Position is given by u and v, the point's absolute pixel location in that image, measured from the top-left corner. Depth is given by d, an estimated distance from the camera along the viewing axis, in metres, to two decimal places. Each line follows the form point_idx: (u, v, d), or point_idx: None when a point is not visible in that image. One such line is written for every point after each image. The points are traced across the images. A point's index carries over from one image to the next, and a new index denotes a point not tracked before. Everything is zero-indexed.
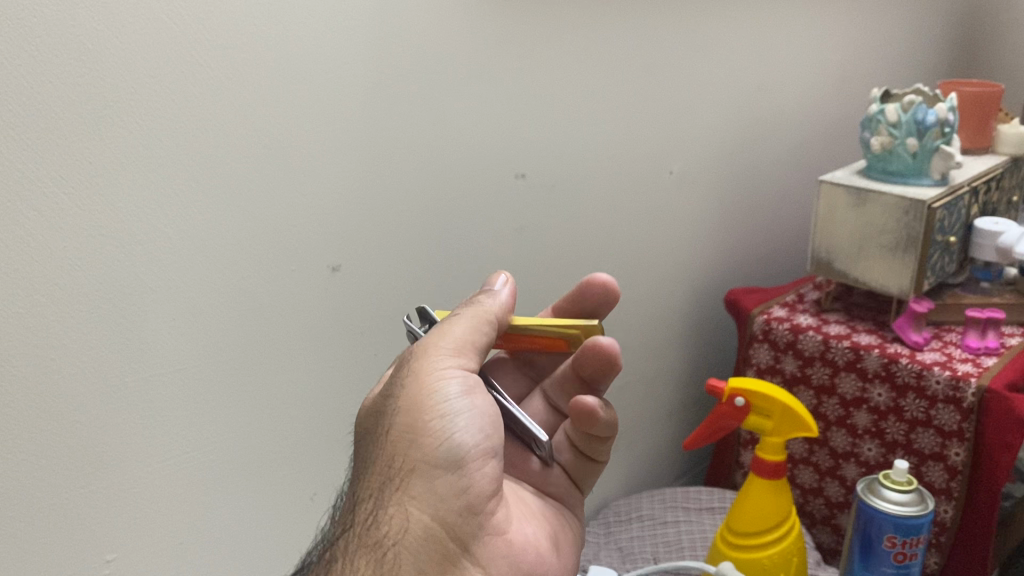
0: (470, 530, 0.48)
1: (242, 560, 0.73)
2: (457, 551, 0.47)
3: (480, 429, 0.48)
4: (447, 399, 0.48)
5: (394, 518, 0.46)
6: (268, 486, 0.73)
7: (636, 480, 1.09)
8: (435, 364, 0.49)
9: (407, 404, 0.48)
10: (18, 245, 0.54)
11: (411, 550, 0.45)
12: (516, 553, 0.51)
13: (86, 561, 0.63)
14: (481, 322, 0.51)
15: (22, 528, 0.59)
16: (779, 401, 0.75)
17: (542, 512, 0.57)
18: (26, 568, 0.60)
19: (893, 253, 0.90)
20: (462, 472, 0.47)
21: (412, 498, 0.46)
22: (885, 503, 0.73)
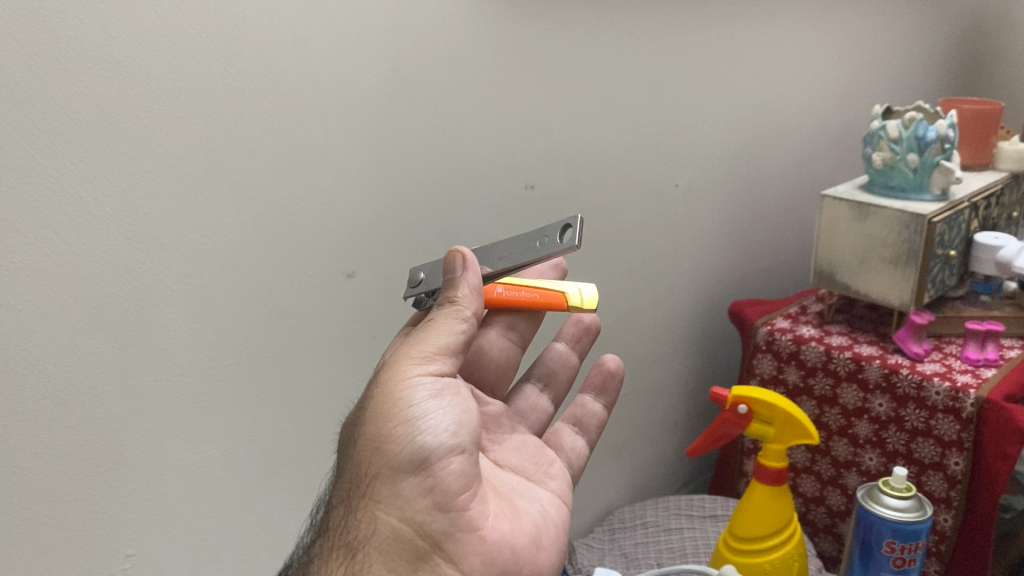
0: (440, 527, 0.49)
1: (254, 558, 0.75)
2: (428, 549, 0.49)
3: (446, 427, 0.49)
4: (409, 403, 0.49)
5: (363, 521, 0.49)
6: (281, 490, 0.75)
7: (641, 487, 1.10)
8: (405, 370, 0.50)
9: (372, 412, 0.50)
10: (49, 248, 0.57)
11: (379, 550, 0.49)
12: (495, 544, 0.51)
13: (107, 554, 0.65)
14: (456, 326, 0.50)
15: (45, 522, 0.61)
16: (781, 409, 0.77)
17: (538, 501, 0.57)
18: (48, 559, 0.62)
19: (894, 266, 0.91)
20: (427, 470, 0.49)
21: (379, 502, 0.49)
22: (884, 509, 0.73)
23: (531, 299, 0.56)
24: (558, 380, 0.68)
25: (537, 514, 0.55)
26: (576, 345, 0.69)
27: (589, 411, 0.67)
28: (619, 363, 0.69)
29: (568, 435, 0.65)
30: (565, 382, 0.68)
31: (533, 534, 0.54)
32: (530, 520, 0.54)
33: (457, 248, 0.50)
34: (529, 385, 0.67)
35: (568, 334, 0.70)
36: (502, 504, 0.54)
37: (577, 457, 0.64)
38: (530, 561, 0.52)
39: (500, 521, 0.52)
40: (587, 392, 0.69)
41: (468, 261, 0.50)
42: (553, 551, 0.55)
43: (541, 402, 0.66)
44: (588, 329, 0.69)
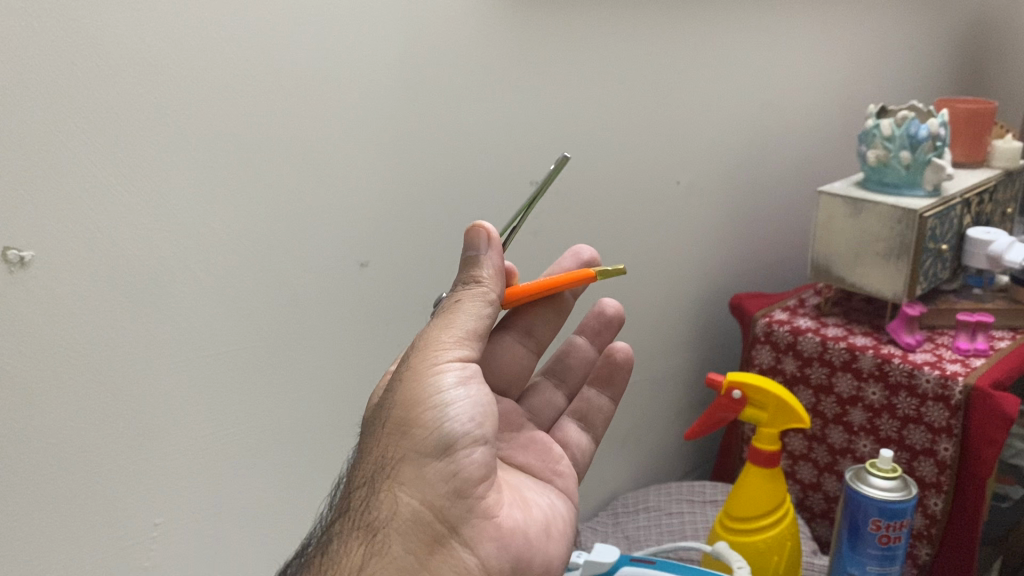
0: (458, 512, 0.52)
1: (272, 530, 0.80)
2: (446, 533, 0.52)
3: (472, 416, 0.53)
4: (439, 389, 0.52)
5: (385, 502, 0.51)
6: (298, 467, 0.79)
7: (646, 475, 1.14)
8: (434, 356, 0.53)
9: (402, 396, 0.53)
10: (86, 237, 0.61)
11: (399, 531, 0.51)
12: (507, 532, 0.54)
13: (137, 523, 0.70)
14: (483, 312, 0.54)
15: (81, 490, 0.66)
16: (774, 395, 0.80)
17: (543, 495, 0.60)
18: (82, 526, 0.67)
19: (887, 260, 0.95)
20: (452, 455, 0.52)
21: (402, 484, 0.52)
22: (870, 488, 0.76)
23: (561, 279, 0.58)
24: (573, 376, 0.72)
25: (545, 506, 0.59)
26: (596, 339, 0.71)
27: (595, 405, 0.70)
28: (629, 354, 0.70)
29: (574, 432, 0.69)
30: (580, 377, 0.72)
31: (544, 523, 0.58)
32: (538, 513, 0.58)
33: (483, 231, 0.55)
34: (543, 382, 0.71)
35: (588, 327, 0.71)
36: (512, 496, 0.57)
37: (581, 454, 0.68)
38: (539, 548, 0.56)
39: (512, 511, 0.56)
40: (595, 385, 0.71)
41: (496, 246, 0.55)
42: (562, 541, 0.59)
43: (553, 399, 0.70)
44: (610, 323, 0.70)
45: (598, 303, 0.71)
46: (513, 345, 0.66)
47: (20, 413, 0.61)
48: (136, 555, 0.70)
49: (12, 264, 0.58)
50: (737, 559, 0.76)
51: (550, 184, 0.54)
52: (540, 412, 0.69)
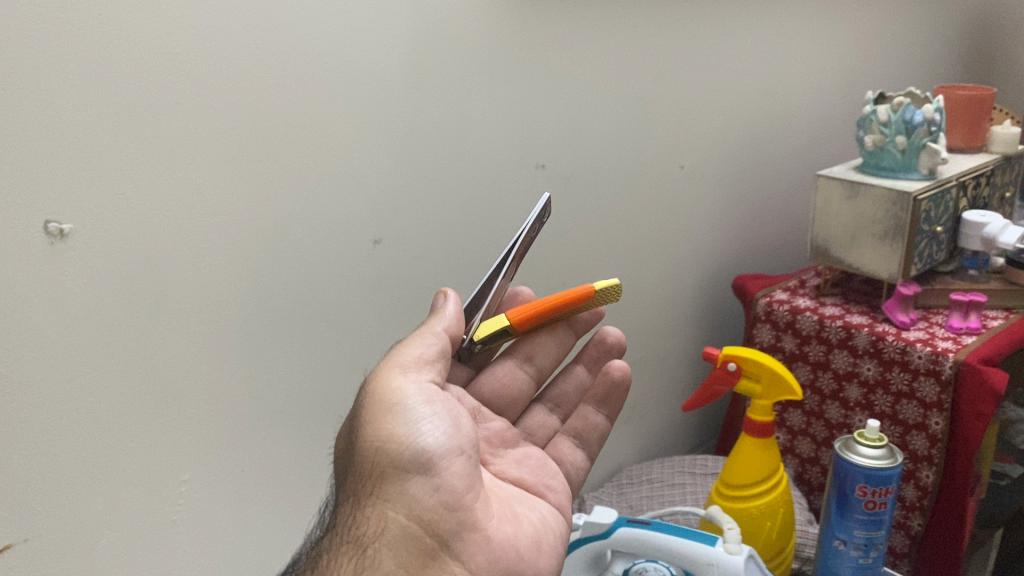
0: (446, 525, 0.57)
1: (291, 489, 0.85)
2: (435, 545, 0.57)
3: (442, 432, 0.58)
4: (405, 410, 0.58)
5: (372, 518, 0.57)
6: (316, 431, 0.85)
7: (651, 450, 1.19)
8: (396, 382, 0.59)
9: (371, 420, 0.59)
10: (117, 211, 0.66)
11: (388, 545, 0.56)
12: (496, 544, 0.59)
13: (166, 479, 0.75)
14: (431, 339, 0.61)
15: (113, 447, 0.71)
16: (767, 367, 0.84)
17: (533, 509, 0.65)
18: (116, 481, 0.72)
19: (882, 242, 0.98)
20: (431, 472, 0.57)
21: (386, 501, 0.57)
22: (857, 456, 0.79)
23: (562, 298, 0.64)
24: (567, 400, 0.75)
25: (537, 520, 0.64)
26: (594, 366, 0.74)
27: (591, 423, 0.74)
28: (626, 374, 0.72)
29: (568, 450, 0.73)
30: (575, 399, 0.75)
31: (534, 536, 0.63)
32: (529, 527, 0.63)
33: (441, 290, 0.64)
34: (538, 406, 0.74)
35: (589, 355, 0.74)
36: (502, 511, 0.62)
37: (575, 471, 0.73)
38: (532, 562, 0.61)
39: (501, 525, 0.61)
40: (591, 405, 0.74)
41: (451, 298, 0.64)
42: (552, 555, 0.64)
43: (548, 420, 0.74)
44: (610, 351, 0.73)
45: (599, 332, 0.74)
46: (511, 371, 0.71)
47: (60, 374, 0.66)
48: (167, 509, 0.76)
49: (53, 236, 0.64)
50: (728, 520, 0.78)
51: (538, 223, 0.63)
52: (535, 434, 0.73)
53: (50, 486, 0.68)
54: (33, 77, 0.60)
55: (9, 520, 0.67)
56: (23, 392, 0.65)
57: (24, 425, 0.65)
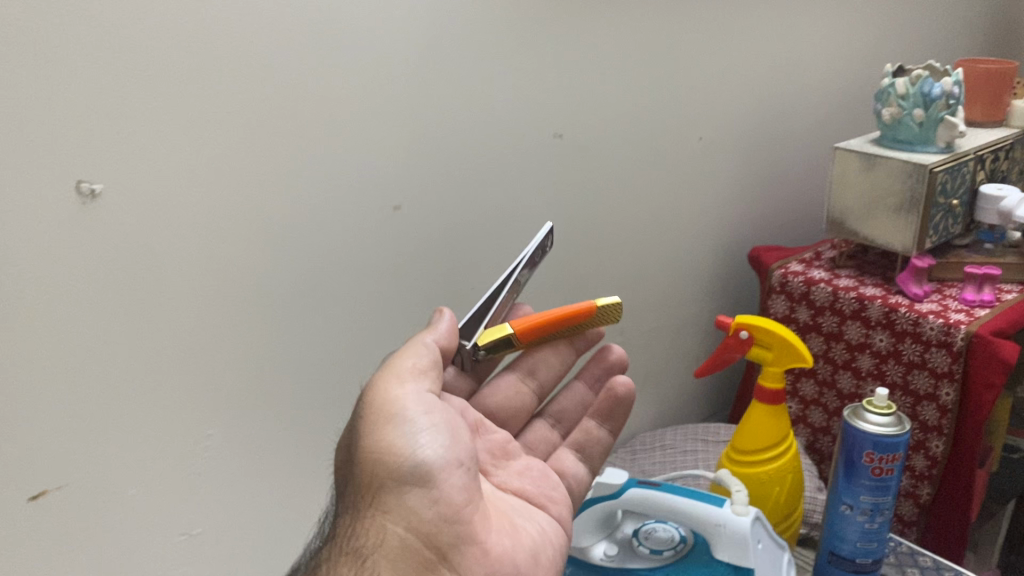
0: (445, 537, 0.59)
1: (313, 447, 0.88)
2: (434, 557, 0.58)
3: (440, 443, 0.60)
4: (404, 422, 0.60)
5: (371, 529, 0.58)
6: (337, 391, 0.87)
7: (665, 418, 1.21)
8: (393, 394, 0.61)
9: (369, 433, 0.60)
10: (145, 173, 0.68)
11: (388, 556, 0.58)
12: (495, 556, 0.61)
13: (192, 434, 0.78)
14: (422, 355, 0.63)
15: (141, 402, 0.74)
16: (779, 335, 0.86)
17: (532, 522, 0.67)
18: (143, 434, 0.75)
19: (897, 214, 0.99)
20: (430, 483, 0.59)
21: (385, 513, 0.59)
22: (865, 423, 0.81)
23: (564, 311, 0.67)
24: (568, 416, 0.78)
25: (535, 532, 0.66)
26: (595, 383, 0.79)
27: (593, 438, 0.77)
28: (630, 389, 0.76)
29: (570, 463, 0.76)
30: (576, 416, 0.78)
31: (530, 548, 0.64)
32: (527, 539, 0.65)
33: (436, 310, 0.68)
34: (540, 421, 0.78)
35: (590, 373, 0.78)
36: (501, 523, 0.64)
37: (576, 483, 0.75)
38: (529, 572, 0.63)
39: (499, 538, 0.62)
40: (594, 420, 0.77)
41: (444, 317, 0.67)
42: (549, 565, 0.66)
43: (549, 435, 0.77)
44: (611, 367, 0.78)
45: (600, 351, 0.78)
46: (516, 385, 0.74)
47: (90, 330, 0.69)
48: (194, 461, 0.79)
49: (85, 197, 0.66)
50: (736, 483, 0.79)
51: (542, 245, 0.68)
52: (537, 446, 0.76)
53: (83, 437, 0.71)
54: (63, 42, 0.62)
55: (43, 468, 0.70)
56: (55, 347, 0.68)
57: (56, 377, 0.68)
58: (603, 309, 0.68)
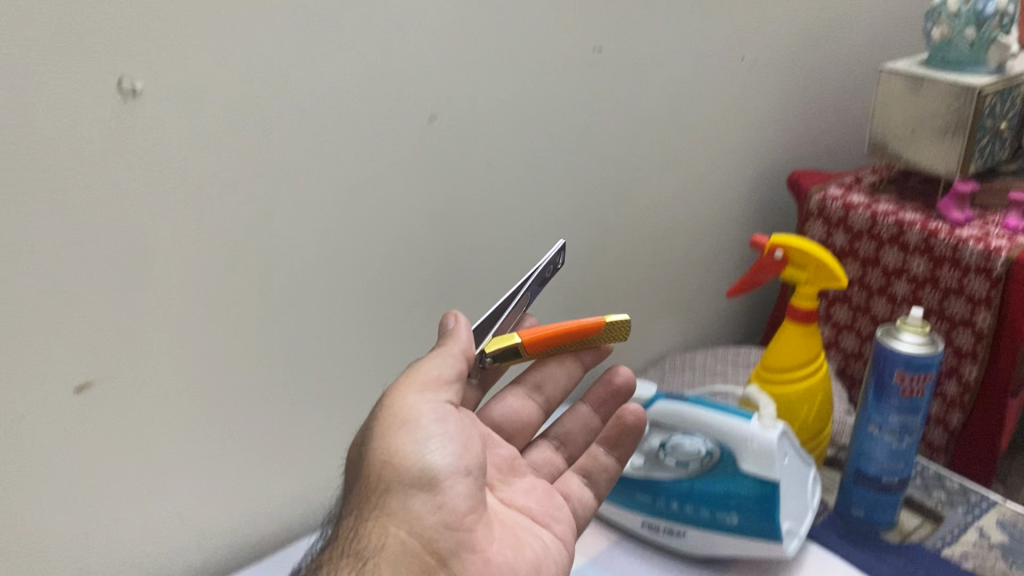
0: (446, 544, 0.57)
1: (348, 360, 0.88)
2: (435, 564, 0.56)
3: (449, 452, 0.58)
4: (416, 427, 0.58)
5: (373, 532, 0.56)
6: (371, 303, 0.87)
7: (693, 341, 1.21)
8: (407, 399, 0.60)
9: (379, 436, 0.59)
10: (185, 70, 0.67)
11: (389, 560, 0.55)
12: (496, 568, 0.59)
13: (230, 342, 0.78)
14: (449, 361, 0.61)
15: (181, 307, 0.73)
16: (814, 257, 0.85)
17: (536, 537, 0.65)
18: (182, 340, 0.74)
19: (943, 138, 0.97)
20: (436, 490, 0.57)
21: (389, 516, 0.56)
22: (899, 344, 0.80)
23: (575, 326, 0.67)
24: (574, 440, 0.76)
25: (539, 548, 0.64)
26: (601, 407, 0.77)
27: (600, 464, 0.75)
28: (641, 416, 0.74)
29: (576, 486, 0.73)
30: (580, 441, 0.77)
31: (533, 561, 0.62)
32: (530, 553, 0.63)
33: (452, 314, 0.65)
34: (543, 443, 0.76)
35: (596, 396, 0.77)
36: (505, 536, 0.62)
37: (583, 507, 0.72)
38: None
39: (502, 551, 0.60)
40: (602, 445, 0.75)
41: (460, 321, 0.65)
42: None
43: (554, 459, 0.75)
44: (618, 391, 0.76)
45: (607, 373, 0.77)
46: (522, 399, 0.74)
47: (132, 232, 0.68)
48: (235, 368, 0.79)
49: (126, 93, 0.64)
50: (764, 399, 0.80)
51: (552, 263, 0.69)
52: (541, 467, 0.74)
53: (128, 341, 0.71)
54: None
55: (84, 372, 0.69)
56: (95, 248, 0.67)
57: (97, 277, 0.68)
58: (613, 328, 0.67)
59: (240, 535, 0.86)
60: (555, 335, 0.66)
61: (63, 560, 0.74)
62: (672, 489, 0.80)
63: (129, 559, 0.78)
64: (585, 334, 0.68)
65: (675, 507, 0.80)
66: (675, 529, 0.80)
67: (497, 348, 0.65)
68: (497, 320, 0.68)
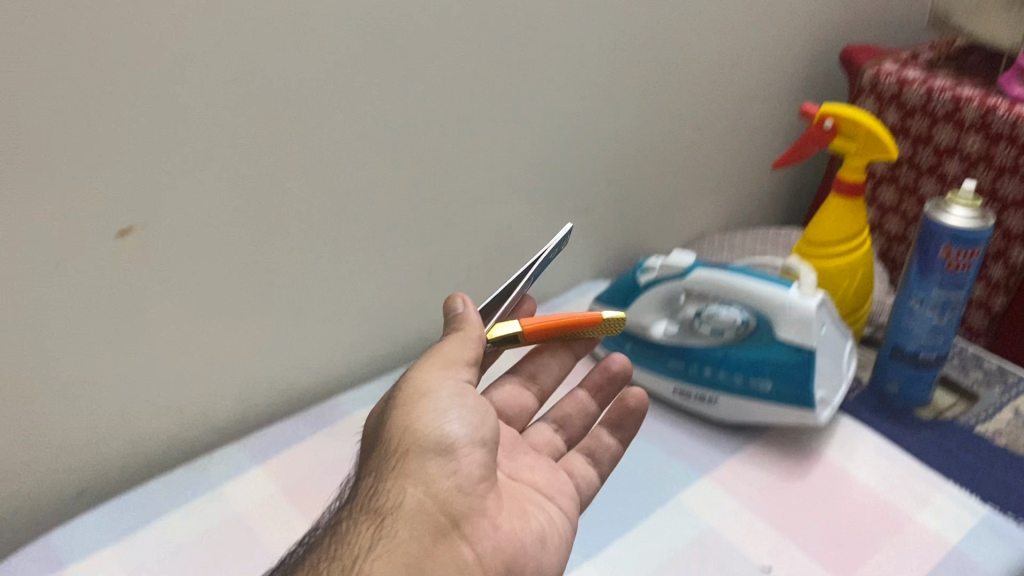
0: (461, 507, 0.53)
1: (393, 233, 0.85)
2: (449, 525, 0.52)
3: (467, 419, 0.55)
4: (434, 395, 0.55)
5: (391, 491, 0.52)
6: (417, 176, 0.83)
7: (733, 220, 1.20)
8: (427, 374, 0.57)
9: (399, 407, 0.56)
10: None
11: (405, 518, 0.51)
12: (506, 537, 0.55)
13: (272, 212, 0.75)
14: (470, 344, 0.58)
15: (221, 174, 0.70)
16: (864, 127, 0.82)
17: (546, 509, 0.60)
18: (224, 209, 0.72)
19: (1010, 8, 0.92)
20: (452, 454, 0.54)
21: (407, 477, 0.53)
22: (948, 218, 0.78)
23: (574, 318, 0.64)
24: (572, 422, 0.73)
25: (547, 520, 0.59)
26: (598, 393, 0.74)
27: (603, 444, 0.70)
28: (642, 401, 0.71)
29: (580, 464, 0.68)
30: (579, 424, 0.73)
31: (539, 533, 0.57)
32: (539, 526, 0.58)
33: (456, 296, 0.61)
34: (543, 423, 0.72)
35: (592, 382, 0.75)
36: (513, 506, 0.58)
37: (587, 484, 0.67)
38: (534, 555, 0.56)
39: (515, 524, 0.56)
40: (605, 428, 0.71)
41: (467, 302, 0.61)
42: (559, 556, 0.58)
43: (554, 439, 0.71)
44: (614, 377, 0.74)
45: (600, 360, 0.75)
46: (517, 388, 0.71)
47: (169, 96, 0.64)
48: (277, 239, 0.77)
49: None
50: (806, 269, 0.79)
51: (556, 249, 0.65)
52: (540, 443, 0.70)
53: (170, 209, 0.69)
54: None
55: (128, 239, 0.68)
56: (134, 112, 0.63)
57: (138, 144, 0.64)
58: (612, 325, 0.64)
59: (278, 384, 0.87)
60: (552, 327, 0.64)
61: (108, 401, 0.75)
62: (704, 357, 0.81)
63: (176, 406, 0.80)
64: (585, 325, 0.65)
65: (706, 374, 0.81)
66: (707, 396, 0.81)
67: (496, 338, 0.62)
68: (494, 307, 0.66)
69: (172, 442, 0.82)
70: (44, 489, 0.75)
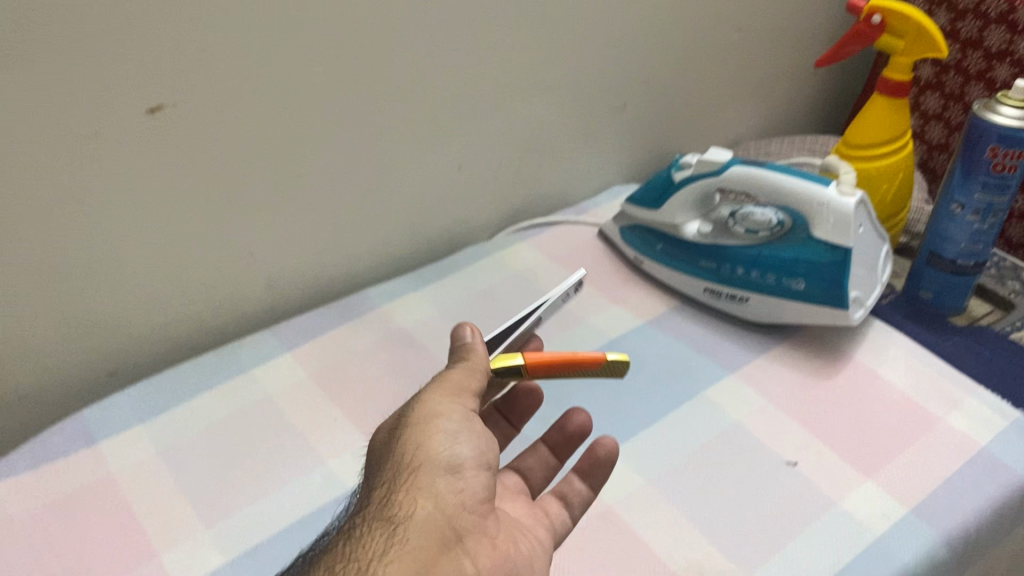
0: (468, 523, 0.46)
1: (427, 127, 0.84)
2: (455, 540, 0.45)
3: (477, 439, 0.49)
4: (443, 415, 0.49)
5: (401, 503, 0.46)
6: (454, 68, 0.82)
7: (769, 127, 1.18)
8: (434, 396, 0.50)
9: (404, 427, 0.49)
10: None
11: (414, 531, 0.45)
12: (507, 559, 0.48)
13: (307, 101, 0.74)
14: (477, 376, 0.51)
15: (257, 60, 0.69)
16: (915, 23, 0.78)
17: (538, 535, 0.53)
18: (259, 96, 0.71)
19: None
20: (459, 469, 0.47)
21: (418, 491, 0.46)
22: (996, 117, 0.75)
23: (579, 358, 0.52)
24: (534, 474, 0.61)
25: (538, 540, 0.52)
26: (560, 446, 0.63)
27: (574, 488, 0.58)
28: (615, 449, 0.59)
29: (552, 504, 0.57)
30: (540, 479, 0.61)
31: (533, 555, 0.51)
32: (534, 549, 0.51)
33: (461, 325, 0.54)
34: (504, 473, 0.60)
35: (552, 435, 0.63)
36: (508, 526, 0.51)
37: (563, 525, 0.56)
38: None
39: (516, 549, 0.49)
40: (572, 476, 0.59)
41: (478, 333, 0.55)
42: None
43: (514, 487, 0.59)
44: (576, 434, 0.63)
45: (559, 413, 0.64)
46: None
47: None
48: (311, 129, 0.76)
49: None
50: (845, 167, 0.77)
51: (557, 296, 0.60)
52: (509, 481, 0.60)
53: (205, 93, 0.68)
54: None
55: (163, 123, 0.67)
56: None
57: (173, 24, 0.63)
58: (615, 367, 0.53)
59: (306, 273, 0.87)
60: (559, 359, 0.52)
61: (140, 284, 0.75)
62: (739, 256, 0.81)
63: (209, 293, 0.80)
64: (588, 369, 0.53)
65: (740, 273, 0.81)
66: (739, 295, 0.81)
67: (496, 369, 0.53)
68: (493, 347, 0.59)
69: (200, 326, 0.82)
70: (82, 367, 0.76)
